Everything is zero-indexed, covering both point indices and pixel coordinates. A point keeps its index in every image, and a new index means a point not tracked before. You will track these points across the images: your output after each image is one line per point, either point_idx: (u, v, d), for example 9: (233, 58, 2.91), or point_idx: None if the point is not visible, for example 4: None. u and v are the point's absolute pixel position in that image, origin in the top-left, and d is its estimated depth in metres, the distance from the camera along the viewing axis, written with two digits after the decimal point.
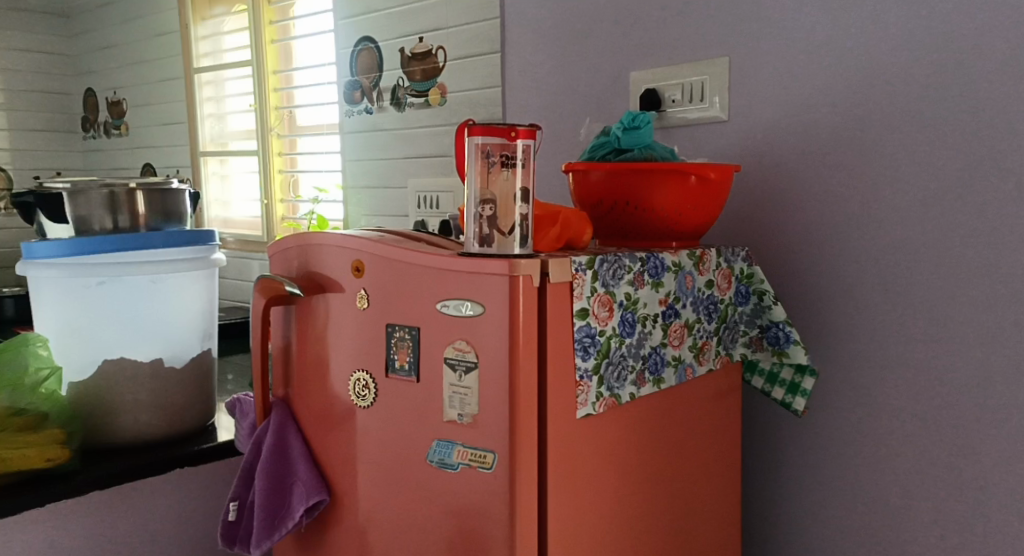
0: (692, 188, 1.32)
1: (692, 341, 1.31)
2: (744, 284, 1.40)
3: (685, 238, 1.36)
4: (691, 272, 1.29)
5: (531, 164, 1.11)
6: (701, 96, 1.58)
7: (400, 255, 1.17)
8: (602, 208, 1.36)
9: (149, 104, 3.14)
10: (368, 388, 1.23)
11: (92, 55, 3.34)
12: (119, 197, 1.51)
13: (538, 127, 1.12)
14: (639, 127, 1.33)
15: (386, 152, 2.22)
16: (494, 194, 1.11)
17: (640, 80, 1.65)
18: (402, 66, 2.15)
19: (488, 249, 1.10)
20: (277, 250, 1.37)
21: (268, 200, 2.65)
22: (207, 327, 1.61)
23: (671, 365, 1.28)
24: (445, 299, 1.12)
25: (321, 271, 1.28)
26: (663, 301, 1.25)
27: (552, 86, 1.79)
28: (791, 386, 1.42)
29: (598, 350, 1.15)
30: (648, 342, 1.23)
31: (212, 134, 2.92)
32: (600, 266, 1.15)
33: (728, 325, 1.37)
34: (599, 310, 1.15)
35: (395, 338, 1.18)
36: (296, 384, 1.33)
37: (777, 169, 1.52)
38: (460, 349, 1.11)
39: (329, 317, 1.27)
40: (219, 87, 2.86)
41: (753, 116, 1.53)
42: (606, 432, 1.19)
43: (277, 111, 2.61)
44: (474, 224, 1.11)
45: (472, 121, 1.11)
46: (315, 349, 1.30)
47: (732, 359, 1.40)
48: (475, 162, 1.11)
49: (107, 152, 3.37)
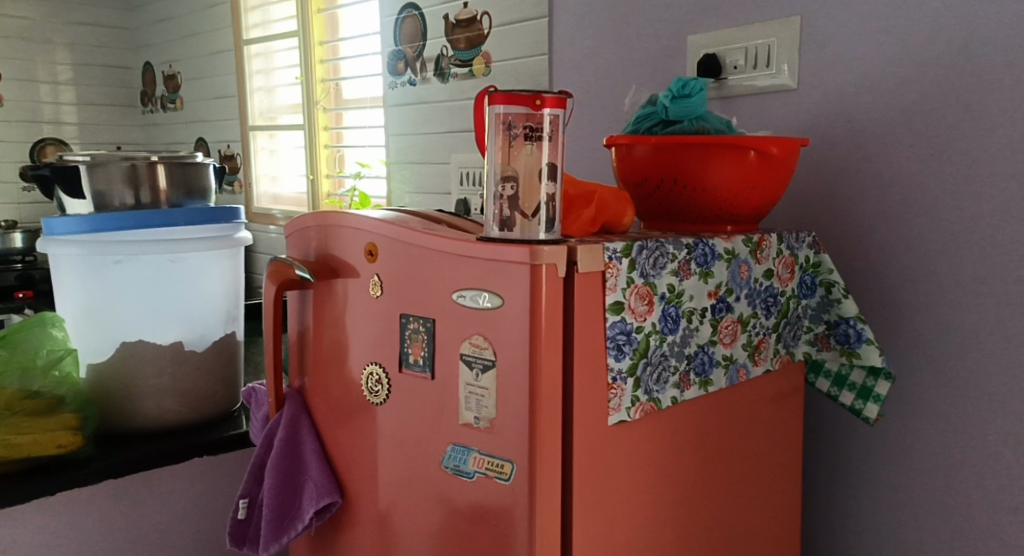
0: (749, 165, 1.17)
1: (747, 339, 1.16)
2: (810, 274, 1.24)
3: (742, 221, 1.21)
4: (746, 261, 1.14)
5: (560, 137, 0.98)
6: (766, 62, 1.42)
7: (415, 239, 1.05)
8: (647, 188, 1.21)
9: (201, 78, 3.10)
10: (381, 383, 1.12)
11: (150, 29, 3.32)
12: (140, 171, 1.41)
13: (568, 94, 0.97)
14: (690, 96, 1.17)
15: (430, 126, 2.10)
16: (516, 171, 0.98)
17: (698, 44, 1.49)
18: (446, 34, 2.03)
19: (509, 233, 0.98)
20: (294, 228, 1.26)
21: (314, 175, 2.58)
22: (233, 309, 1.51)
23: (721, 365, 1.13)
24: (462, 289, 1.00)
25: (337, 253, 1.18)
26: (712, 294, 1.10)
27: (602, 53, 1.65)
28: (862, 391, 1.23)
29: (634, 348, 1.02)
30: (694, 339, 1.09)
31: (262, 107, 2.86)
32: (638, 254, 1.01)
33: (790, 321, 1.22)
34: (636, 304, 1.02)
35: (410, 329, 1.07)
36: (311, 373, 1.23)
37: (850, 144, 1.35)
38: (477, 345, 0.99)
39: (344, 304, 1.17)
40: (269, 60, 2.79)
41: (824, 84, 1.36)
42: (643, 440, 1.06)
43: (322, 83, 2.53)
44: (495, 205, 0.98)
45: (494, 88, 0.98)
46: (330, 337, 1.20)
47: (794, 359, 1.24)
48: (496, 134, 0.98)
49: (165, 126, 3.36)
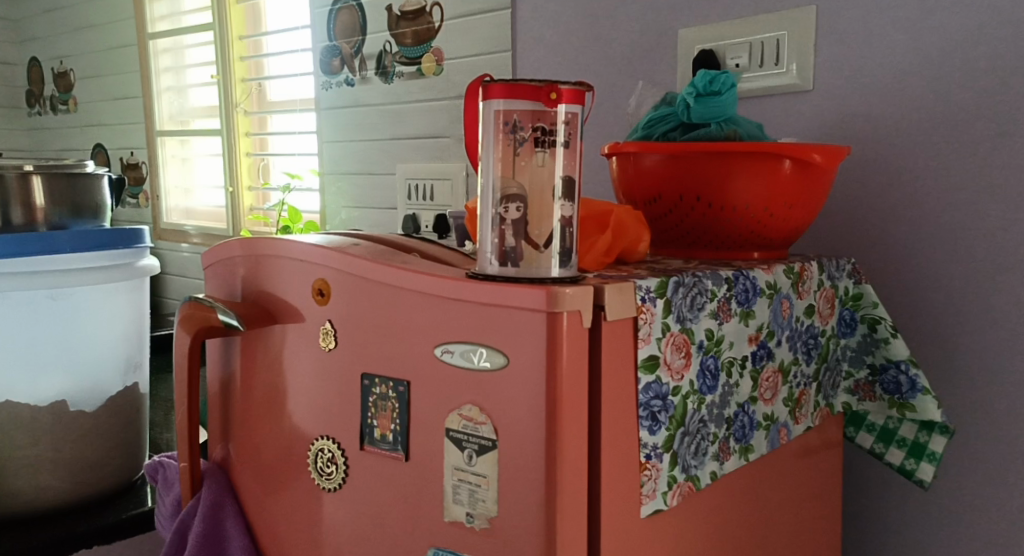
0: (787, 179, 0.95)
1: (787, 392, 0.94)
2: (849, 309, 1.03)
3: (774, 245, 0.99)
4: (788, 295, 0.93)
5: (578, 142, 0.74)
6: (774, 58, 1.19)
7: (381, 276, 0.80)
8: (660, 206, 0.99)
9: (98, 76, 2.74)
10: (334, 464, 0.86)
11: (39, 21, 2.94)
12: (7, 183, 1.11)
13: (587, 86, 0.74)
14: (718, 93, 0.95)
15: (371, 132, 1.83)
16: (521, 187, 0.74)
17: (692, 39, 1.26)
18: (390, 28, 1.76)
19: (513, 270, 0.74)
20: (217, 256, 1.00)
21: (232, 188, 2.28)
22: (134, 354, 1.23)
23: (762, 427, 0.91)
24: (447, 343, 0.76)
25: (273, 290, 0.91)
26: (753, 339, 0.88)
27: (578, 49, 1.42)
28: (914, 448, 1.03)
29: (671, 416, 0.79)
30: (734, 398, 0.87)
31: (171, 110, 2.54)
32: (673, 292, 0.79)
33: (829, 366, 1.01)
34: (672, 358, 0.79)
35: (375, 395, 0.81)
36: (239, 442, 0.96)
37: (877, 156, 1.13)
38: (470, 418, 0.75)
39: (283, 355, 0.91)
40: (179, 57, 2.48)
41: (847, 82, 1.14)
42: (678, 532, 0.82)
43: (243, 83, 2.24)
44: (493, 231, 0.74)
45: (490, 77, 0.74)
46: (264, 397, 0.93)
47: (833, 412, 1.03)
48: (493, 138, 0.73)
49: (57, 130, 2.98)
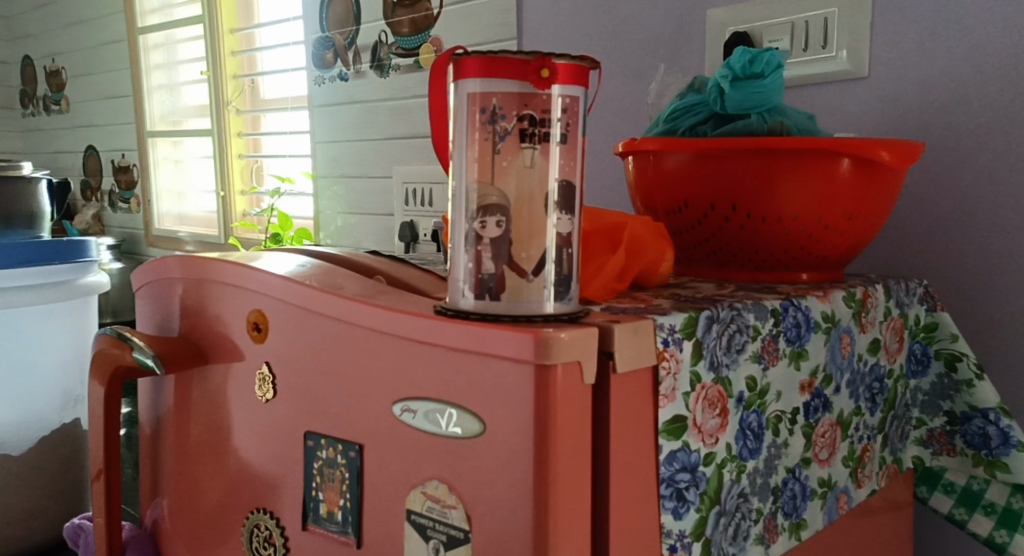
0: (848, 183, 0.76)
1: (848, 450, 0.75)
2: (921, 342, 0.84)
3: (828, 265, 0.80)
4: (849, 329, 0.74)
5: (578, 135, 0.56)
6: (821, 40, 1.00)
7: (329, 308, 0.63)
8: (687, 217, 0.80)
9: (91, 74, 2.60)
10: (275, 543, 0.69)
11: (32, 18, 2.81)
12: None
13: (591, 60, 0.56)
14: (760, 76, 0.77)
15: (364, 131, 1.66)
16: (504, 194, 0.55)
17: (725, 20, 1.07)
18: (385, 16, 1.58)
19: (492, 305, 0.56)
20: (148, 276, 0.82)
21: (224, 192, 2.11)
22: (75, 387, 1.12)
23: (817, 497, 0.72)
24: (408, 399, 0.58)
25: (210, 319, 0.74)
26: (806, 386, 0.70)
27: (593, 34, 1.23)
28: (1006, 516, 0.84)
29: (702, 492, 0.61)
30: (782, 462, 0.68)
31: (163, 110, 2.39)
32: (705, 331, 0.61)
33: (897, 414, 0.82)
34: (705, 417, 0.61)
35: (322, 461, 0.64)
36: (171, 502, 0.79)
37: (952, 156, 0.94)
38: (436, 500, 0.57)
39: (222, 400, 0.74)
40: (171, 53, 2.34)
41: (914, 66, 0.95)
42: None
43: (235, 80, 2.07)
44: (466, 253, 0.56)
45: (463, 50, 0.56)
46: (202, 449, 0.76)
47: (902, 469, 0.84)
48: (467, 130, 0.56)
49: (50, 132, 2.85)
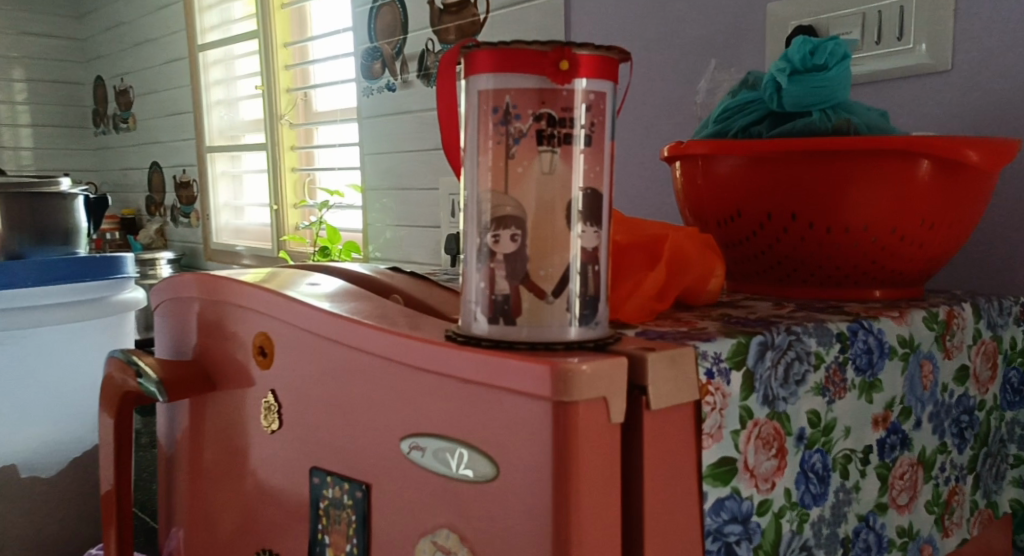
0: (927, 188, 0.67)
1: (931, 493, 0.66)
2: (1018, 368, 0.74)
3: (904, 280, 0.71)
4: (931, 355, 0.65)
5: (606, 138, 0.49)
6: (896, 31, 0.90)
7: (335, 332, 0.57)
8: (741, 228, 0.72)
9: (155, 93, 2.64)
10: None
11: (103, 40, 2.88)
12: None
13: (620, 49, 0.49)
14: (823, 69, 0.68)
15: (413, 142, 1.61)
16: (519, 205, 0.48)
17: (787, 14, 0.98)
18: (432, 24, 1.53)
19: (508, 331, 0.49)
20: (164, 294, 0.78)
21: (277, 206, 2.10)
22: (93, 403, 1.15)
23: (895, 548, 0.63)
24: (416, 436, 0.52)
25: (221, 341, 0.70)
26: (880, 422, 0.61)
27: (644, 34, 1.16)
28: None
29: (756, 547, 0.53)
30: (853, 509, 0.59)
31: (222, 125, 2.40)
32: (758, 360, 0.53)
33: (990, 451, 0.72)
34: (758, 459, 0.53)
35: (329, 499, 0.58)
36: (186, 534, 0.75)
37: None
38: (445, 549, 0.50)
39: (234, 429, 0.69)
40: (229, 68, 2.35)
41: (1002, 57, 0.85)
42: None
43: (288, 94, 2.06)
44: (479, 271, 0.50)
45: (475, 42, 0.50)
46: (215, 479, 0.71)
47: (997, 514, 0.74)
48: (477, 131, 0.49)
49: (119, 150, 2.91)
